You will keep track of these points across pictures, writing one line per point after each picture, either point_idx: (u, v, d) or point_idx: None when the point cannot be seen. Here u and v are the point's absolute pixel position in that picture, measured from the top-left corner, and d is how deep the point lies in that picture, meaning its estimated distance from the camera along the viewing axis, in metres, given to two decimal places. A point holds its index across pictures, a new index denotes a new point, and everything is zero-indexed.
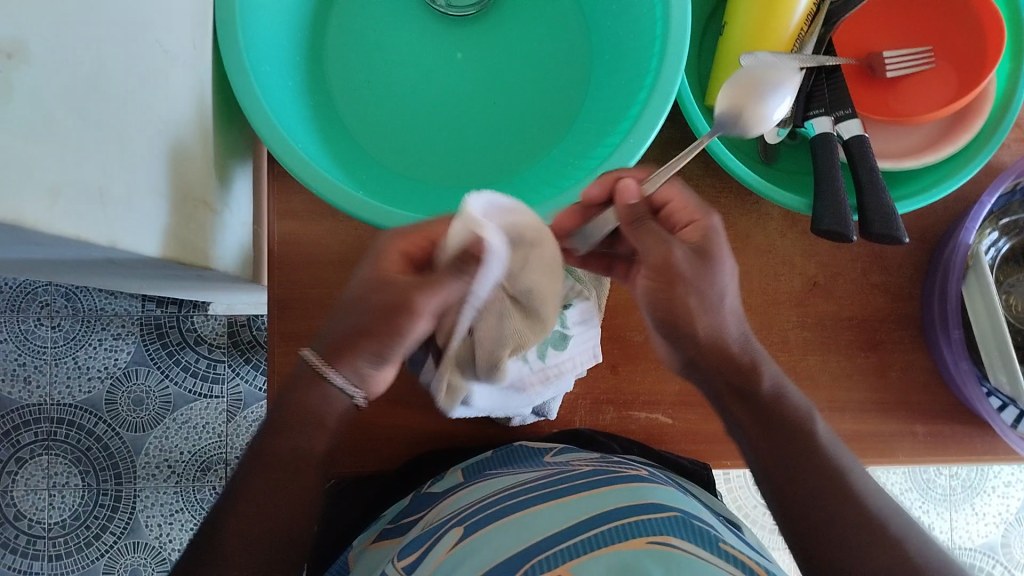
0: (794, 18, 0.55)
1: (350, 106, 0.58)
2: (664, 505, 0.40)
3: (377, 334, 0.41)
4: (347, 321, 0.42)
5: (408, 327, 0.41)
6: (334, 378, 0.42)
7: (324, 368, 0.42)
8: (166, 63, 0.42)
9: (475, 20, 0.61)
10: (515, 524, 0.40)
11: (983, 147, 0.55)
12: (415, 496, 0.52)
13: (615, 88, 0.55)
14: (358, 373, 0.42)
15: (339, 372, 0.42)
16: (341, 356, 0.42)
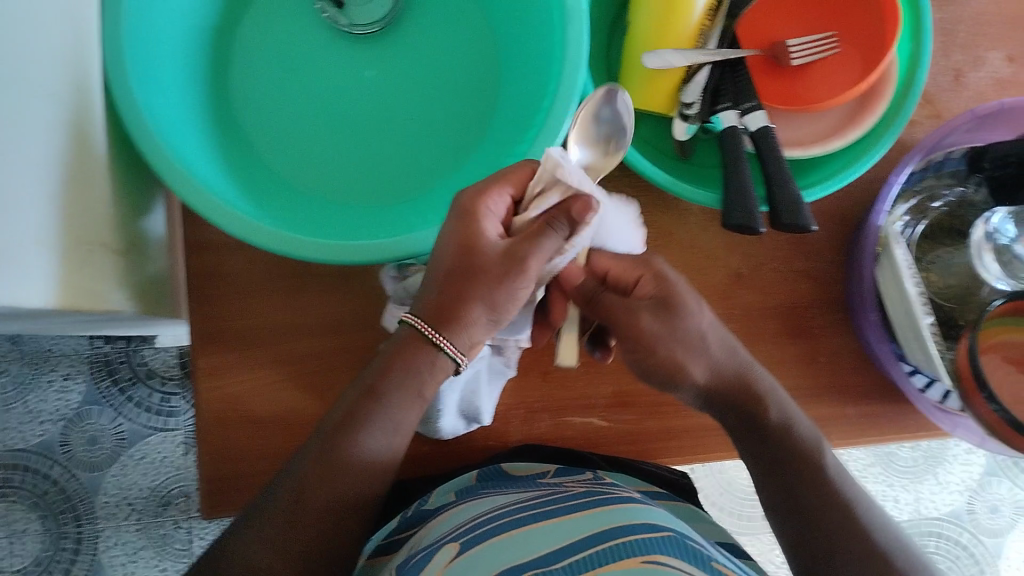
0: (697, 13, 0.55)
1: (258, 129, 0.57)
2: (660, 526, 0.43)
3: (467, 287, 0.46)
4: (439, 285, 0.47)
5: (518, 282, 0.46)
6: (444, 342, 0.47)
7: (422, 328, 0.47)
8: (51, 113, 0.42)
9: (381, 36, 0.59)
10: (511, 541, 0.43)
11: (890, 126, 0.54)
12: (404, 516, 0.55)
13: (525, 94, 0.55)
14: (468, 339, 0.48)
15: (451, 341, 0.47)
16: (452, 319, 0.47)
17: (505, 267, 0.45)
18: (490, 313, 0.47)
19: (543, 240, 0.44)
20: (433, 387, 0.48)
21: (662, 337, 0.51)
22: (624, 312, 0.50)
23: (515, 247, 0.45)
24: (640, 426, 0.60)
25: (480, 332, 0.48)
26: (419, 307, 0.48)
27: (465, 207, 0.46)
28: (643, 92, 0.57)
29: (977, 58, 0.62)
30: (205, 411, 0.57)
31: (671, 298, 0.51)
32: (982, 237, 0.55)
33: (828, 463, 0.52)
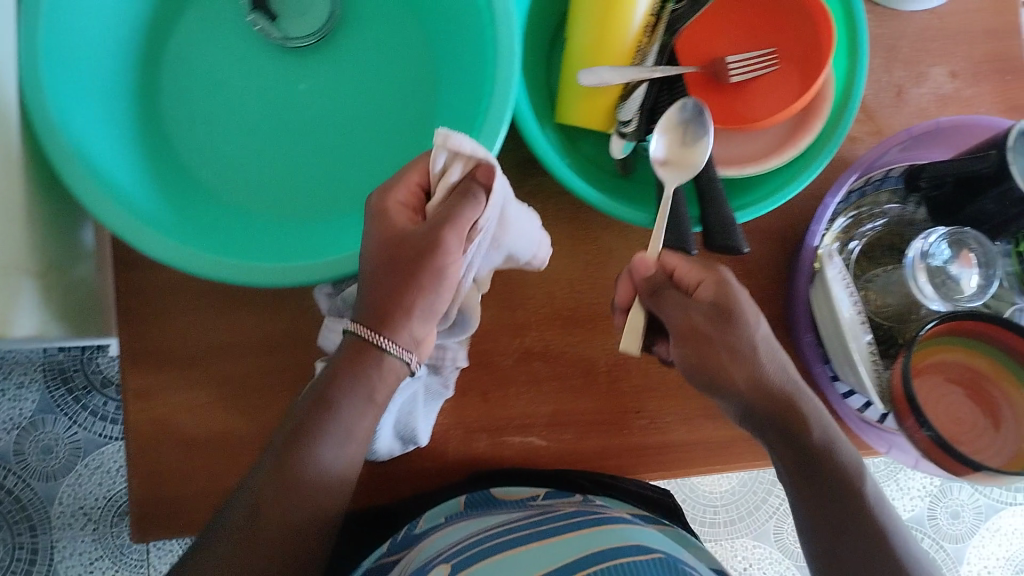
0: (632, 30, 0.55)
1: (189, 146, 0.56)
2: (650, 549, 0.47)
3: (400, 284, 0.45)
4: (376, 284, 0.45)
5: (442, 264, 0.44)
6: (387, 342, 0.46)
7: (368, 335, 0.46)
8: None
9: (316, 50, 0.58)
10: (502, 564, 0.46)
11: (825, 146, 0.54)
12: (393, 541, 0.58)
13: (459, 112, 0.54)
14: (412, 335, 0.47)
15: (393, 340, 0.46)
16: (394, 319, 0.45)
17: (428, 249, 0.44)
18: (430, 304, 0.46)
19: (460, 215, 0.44)
20: (383, 389, 0.47)
21: (715, 343, 0.48)
22: (680, 303, 0.49)
23: (442, 216, 0.43)
24: (581, 445, 0.60)
25: (420, 324, 0.46)
26: (359, 311, 0.47)
27: (380, 208, 0.45)
28: (580, 109, 0.56)
29: (920, 74, 0.61)
30: (134, 434, 0.56)
31: (722, 302, 0.49)
32: (916, 256, 0.54)
33: (866, 490, 0.48)
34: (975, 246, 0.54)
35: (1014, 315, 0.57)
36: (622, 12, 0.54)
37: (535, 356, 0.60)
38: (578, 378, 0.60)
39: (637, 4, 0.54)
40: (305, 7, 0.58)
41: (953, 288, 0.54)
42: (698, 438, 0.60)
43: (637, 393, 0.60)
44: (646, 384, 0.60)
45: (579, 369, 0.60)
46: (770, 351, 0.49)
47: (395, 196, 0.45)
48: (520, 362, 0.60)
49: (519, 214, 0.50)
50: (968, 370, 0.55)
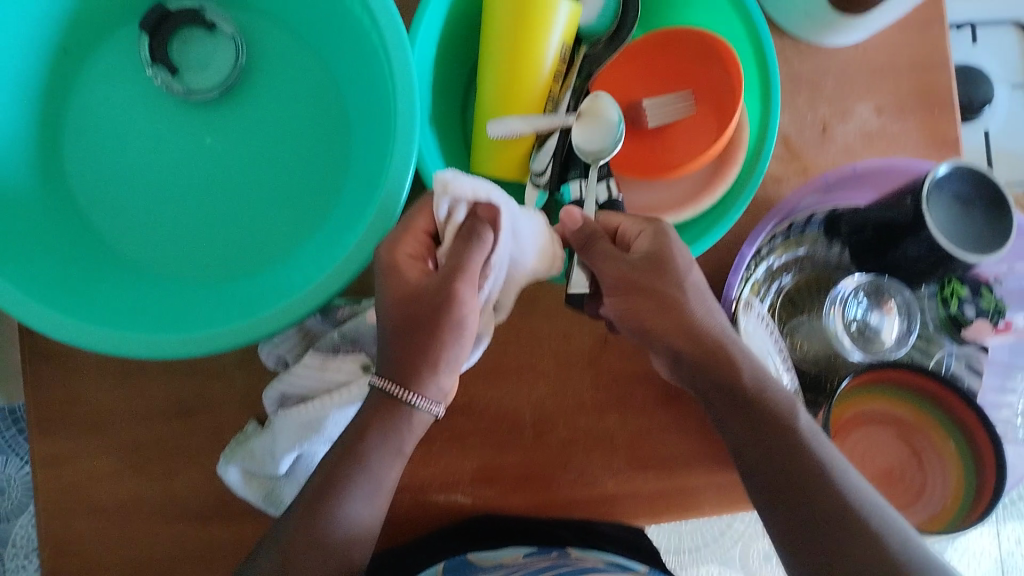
0: (542, 77, 0.54)
1: (94, 207, 0.56)
2: None
3: (422, 335, 0.44)
4: (393, 342, 0.44)
5: (459, 315, 0.44)
6: (412, 396, 0.44)
7: (390, 387, 0.44)
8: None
9: (222, 104, 0.57)
10: None
11: (741, 194, 0.52)
12: None
13: (365, 167, 0.53)
14: (439, 387, 0.45)
15: (420, 395, 0.45)
16: (414, 368, 0.44)
17: (447, 299, 0.43)
18: (456, 352, 0.45)
19: (470, 265, 0.43)
20: (411, 439, 0.46)
21: (659, 305, 0.46)
22: (609, 253, 0.46)
23: (454, 265, 0.43)
24: (508, 501, 0.58)
25: (448, 367, 0.45)
26: (379, 369, 0.45)
27: (390, 263, 0.44)
28: (493, 161, 0.55)
29: (845, 111, 0.60)
30: (43, 502, 0.54)
31: (660, 253, 0.46)
32: (835, 300, 0.55)
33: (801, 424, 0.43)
34: (893, 293, 0.56)
35: (943, 359, 0.57)
36: (529, 61, 0.53)
37: (458, 411, 0.58)
38: (504, 431, 0.58)
39: (543, 49, 0.53)
40: (207, 57, 0.57)
41: (872, 338, 0.54)
42: (630, 491, 0.58)
43: (566, 445, 0.59)
44: (573, 436, 0.59)
45: (505, 424, 0.59)
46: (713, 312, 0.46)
47: (404, 249, 0.44)
48: (443, 417, 0.58)
49: (527, 227, 0.47)
50: (894, 418, 0.54)
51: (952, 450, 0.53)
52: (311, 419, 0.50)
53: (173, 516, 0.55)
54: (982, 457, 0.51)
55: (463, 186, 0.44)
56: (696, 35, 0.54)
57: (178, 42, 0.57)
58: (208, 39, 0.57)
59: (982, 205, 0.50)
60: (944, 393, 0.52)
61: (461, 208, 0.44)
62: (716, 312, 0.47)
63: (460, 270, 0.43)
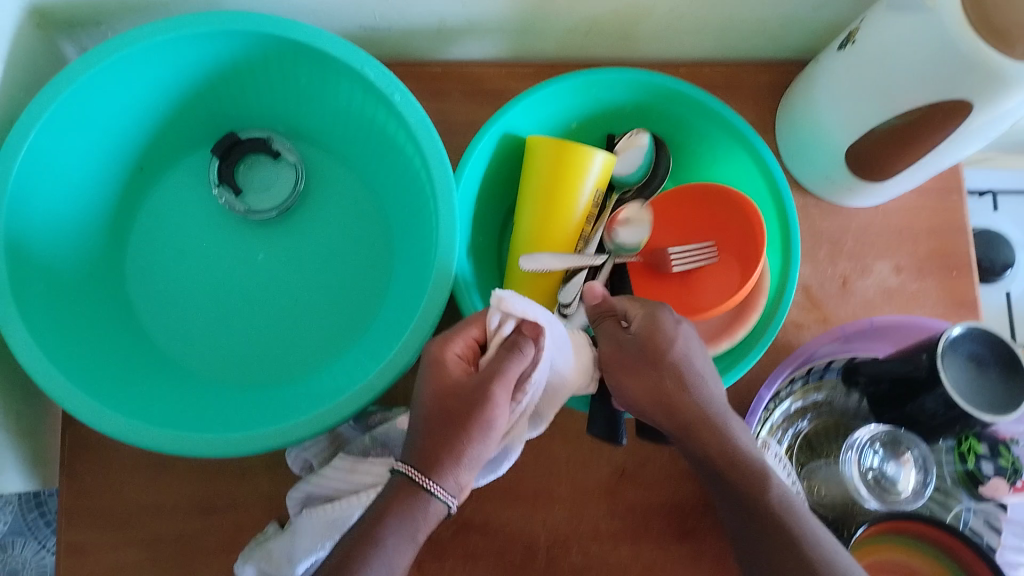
0: (575, 216, 0.57)
1: (148, 307, 0.59)
2: None
3: (451, 427, 0.44)
4: (422, 432, 0.44)
5: (489, 415, 0.44)
6: (433, 484, 0.43)
7: (412, 474, 0.43)
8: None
9: (277, 222, 0.61)
10: None
11: (759, 340, 0.54)
12: None
13: (405, 288, 0.56)
14: (458, 483, 0.43)
15: (440, 484, 0.43)
16: (438, 459, 0.43)
17: (480, 396, 0.44)
18: (481, 451, 0.44)
19: (507, 372, 0.45)
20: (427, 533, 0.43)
21: (664, 377, 0.46)
22: (609, 335, 0.49)
23: (492, 368, 0.45)
24: None
25: (470, 468, 0.44)
26: (404, 459, 0.44)
27: (434, 358, 0.46)
28: (524, 291, 0.58)
29: (864, 267, 0.64)
30: None
31: (650, 336, 0.47)
32: (851, 448, 0.55)
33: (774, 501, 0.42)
34: (910, 446, 0.55)
35: (961, 514, 0.57)
36: (564, 203, 0.57)
37: (473, 529, 0.59)
38: (516, 554, 0.59)
39: (579, 192, 0.57)
40: (269, 182, 0.62)
41: (888, 488, 0.53)
42: None
43: (577, 573, 0.59)
44: (586, 564, 0.59)
45: (518, 545, 0.59)
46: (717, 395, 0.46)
47: (453, 350, 0.47)
48: (458, 534, 0.59)
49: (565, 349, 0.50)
50: (907, 568, 0.54)
51: None
52: (335, 517, 0.50)
53: None
54: None
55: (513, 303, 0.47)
56: (722, 189, 0.58)
57: (245, 167, 0.62)
58: (271, 165, 0.62)
59: (997, 366, 0.51)
60: (958, 546, 0.52)
61: (508, 324, 0.48)
62: (714, 392, 0.47)
63: (496, 371, 0.45)
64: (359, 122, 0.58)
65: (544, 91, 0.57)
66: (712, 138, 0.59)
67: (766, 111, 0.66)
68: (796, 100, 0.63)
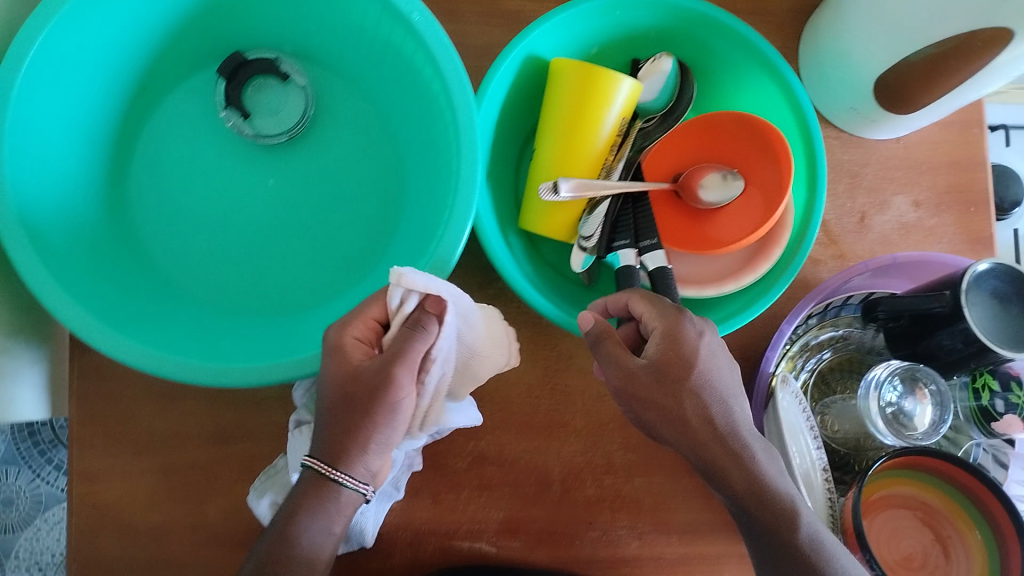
0: (600, 143, 0.56)
1: (154, 233, 0.57)
2: None
3: (354, 416, 0.44)
4: (329, 418, 0.45)
5: (393, 399, 0.44)
6: (341, 476, 0.44)
7: (324, 468, 0.44)
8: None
9: (287, 147, 0.59)
10: None
11: (783, 273, 0.53)
12: None
13: (421, 215, 0.54)
14: (366, 468, 0.45)
15: (347, 472, 0.44)
16: (343, 448, 0.44)
17: (379, 382, 0.44)
18: (386, 434, 0.45)
19: (410, 354, 0.44)
20: (342, 520, 0.45)
21: (686, 404, 0.45)
22: (616, 361, 0.46)
23: (392, 350, 0.44)
24: (531, 553, 0.59)
25: (374, 450, 0.45)
26: (316, 446, 0.45)
27: (333, 342, 0.45)
28: (544, 221, 0.57)
29: (882, 202, 0.64)
30: (77, 516, 0.54)
31: (667, 360, 0.45)
32: (870, 385, 0.55)
33: (802, 535, 0.43)
34: (931, 383, 0.55)
35: (971, 450, 0.58)
36: (591, 128, 0.55)
37: (488, 461, 0.59)
38: (530, 485, 0.59)
39: (602, 120, 0.55)
40: (279, 105, 0.59)
41: (906, 423, 0.54)
42: (651, 555, 0.59)
43: (592, 503, 0.60)
44: (599, 495, 0.60)
45: (533, 477, 0.59)
46: (738, 409, 0.46)
47: (354, 332, 0.46)
48: (474, 465, 0.59)
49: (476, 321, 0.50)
50: (921, 502, 0.55)
51: (977, 540, 0.53)
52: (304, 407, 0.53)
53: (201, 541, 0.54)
54: (1005, 540, 0.51)
55: (416, 279, 0.45)
56: (748, 119, 0.56)
57: (254, 88, 0.59)
58: (281, 88, 0.59)
59: (1018, 302, 0.52)
60: (977, 485, 0.52)
61: (411, 301, 0.45)
62: (737, 399, 0.47)
63: (396, 351, 0.44)
64: (371, 42, 0.55)
65: (567, 11, 0.54)
66: (737, 65, 0.57)
67: (788, 41, 0.64)
68: (823, 31, 0.61)
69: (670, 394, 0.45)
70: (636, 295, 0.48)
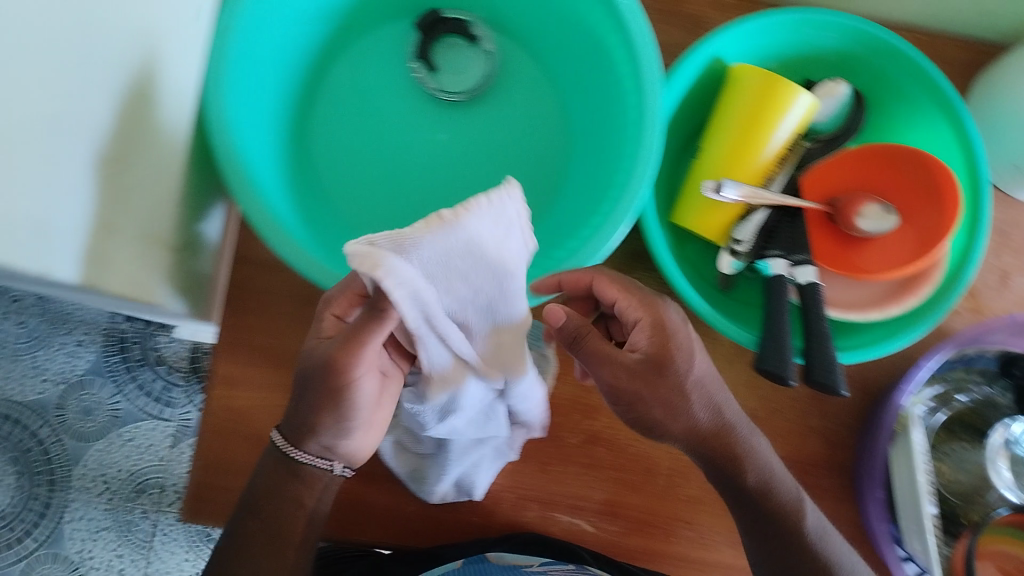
0: (766, 154, 0.57)
1: (327, 165, 0.60)
2: None
3: (321, 400, 0.43)
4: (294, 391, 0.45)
5: (348, 381, 0.42)
6: (307, 454, 0.46)
7: (286, 447, 0.46)
8: (136, 47, 0.42)
9: (464, 106, 0.62)
10: None
11: (930, 311, 0.53)
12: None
13: (585, 192, 0.56)
14: (321, 445, 0.46)
15: (303, 451, 0.46)
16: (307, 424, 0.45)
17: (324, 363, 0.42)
18: (350, 414, 0.44)
19: (365, 339, 0.40)
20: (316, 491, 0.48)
21: (666, 395, 0.46)
22: (608, 358, 0.46)
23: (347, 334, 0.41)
24: (625, 540, 0.60)
25: (337, 426, 0.45)
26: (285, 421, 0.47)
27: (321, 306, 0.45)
28: (698, 219, 0.58)
29: None
30: (211, 419, 0.57)
31: (663, 353, 0.46)
32: (999, 442, 0.56)
33: (809, 524, 0.50)
34: None
35: None
36: (761, 137, 0.56)
37: (600, 442, 0.61)
38: (637, 474, 0.60)
39: (774, 130, 0.56)
40: (464, 64, 0.62)
41: None
42: (743, 564, 0.60)
43: (691, 503, 0.60)
44: (701, 496, 0.60)
45: (640, 466, 0.60)
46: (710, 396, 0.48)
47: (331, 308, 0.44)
48: (586, 443, 0.61)
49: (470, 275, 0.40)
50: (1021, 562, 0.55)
51: None
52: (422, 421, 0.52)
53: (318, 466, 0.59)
54: None
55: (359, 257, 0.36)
56: (919, 157, 0.56)
57: (442, 46, 0.62)
58: (466, 49, 0.63)
59: None
60: None
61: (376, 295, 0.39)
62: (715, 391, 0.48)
63: (357, 336, 0.40)
64: (562, 21, 0.57)
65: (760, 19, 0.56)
66: (914, 101, 0.58)
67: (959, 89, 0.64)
68: (999, 82, 0.60)
69: (655, 385, 0.46)
70: (603, 279, 0.49)
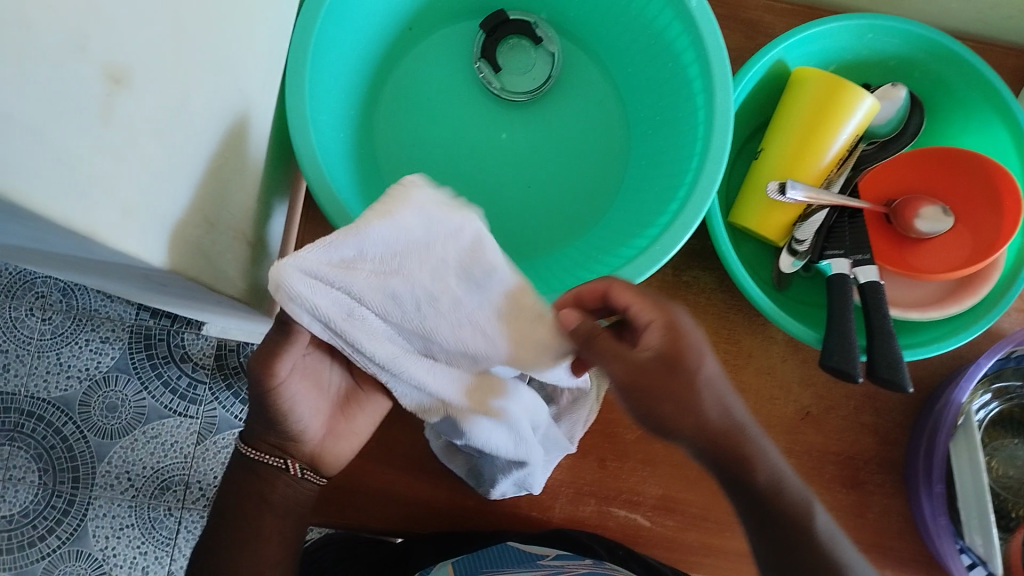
0: (828, 156, 0.58)
1: (390, 162, 0.61)
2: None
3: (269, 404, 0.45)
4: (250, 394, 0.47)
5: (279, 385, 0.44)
6: (265, 454, 0.49)
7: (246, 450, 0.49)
8: (230, 31, 0.39)
9: (526, 106, 0.63)
10: None
11: (991, 310, 0.55)
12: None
13: (648, 190, 0.57)
14: (272, 442, 0.48)
15: (264, 452, 0.49)
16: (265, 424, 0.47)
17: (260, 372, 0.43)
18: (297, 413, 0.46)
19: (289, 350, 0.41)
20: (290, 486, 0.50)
21: (667, 399, 0.38)
22: (614, 355, 0.38)
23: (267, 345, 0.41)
24: (681, 534, 0.61)
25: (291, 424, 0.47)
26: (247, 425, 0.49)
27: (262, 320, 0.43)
28: (759, 218, 0.59)
29: None
30: None
31: (675, 351, 0.39)
32: None
33: (819, 523, 0.41)
34: None
35: None
36: (825, 138, 0.57)
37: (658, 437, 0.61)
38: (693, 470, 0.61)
39: (838, 132, 0.57)
40: (528, 66, 0.63)
41: None
42: None
43: None
44: None
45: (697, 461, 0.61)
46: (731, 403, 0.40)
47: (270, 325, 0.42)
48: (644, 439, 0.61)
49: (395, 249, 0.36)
50: None
51: None
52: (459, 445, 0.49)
53: (375, 460, 0.60)
54: None
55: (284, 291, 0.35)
56: (979, 161, 0.58)
57: (507, 47, 0.63)
58: (531, 50, 0.64)
59: None
60: None
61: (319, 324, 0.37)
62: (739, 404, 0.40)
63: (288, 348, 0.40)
64: (630, 25, 0.58)
65: (817, 27, 0.58)
66: (971, 108, 0.60)
67: None
68: None
69: (661, 390, 0.38)
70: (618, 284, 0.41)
